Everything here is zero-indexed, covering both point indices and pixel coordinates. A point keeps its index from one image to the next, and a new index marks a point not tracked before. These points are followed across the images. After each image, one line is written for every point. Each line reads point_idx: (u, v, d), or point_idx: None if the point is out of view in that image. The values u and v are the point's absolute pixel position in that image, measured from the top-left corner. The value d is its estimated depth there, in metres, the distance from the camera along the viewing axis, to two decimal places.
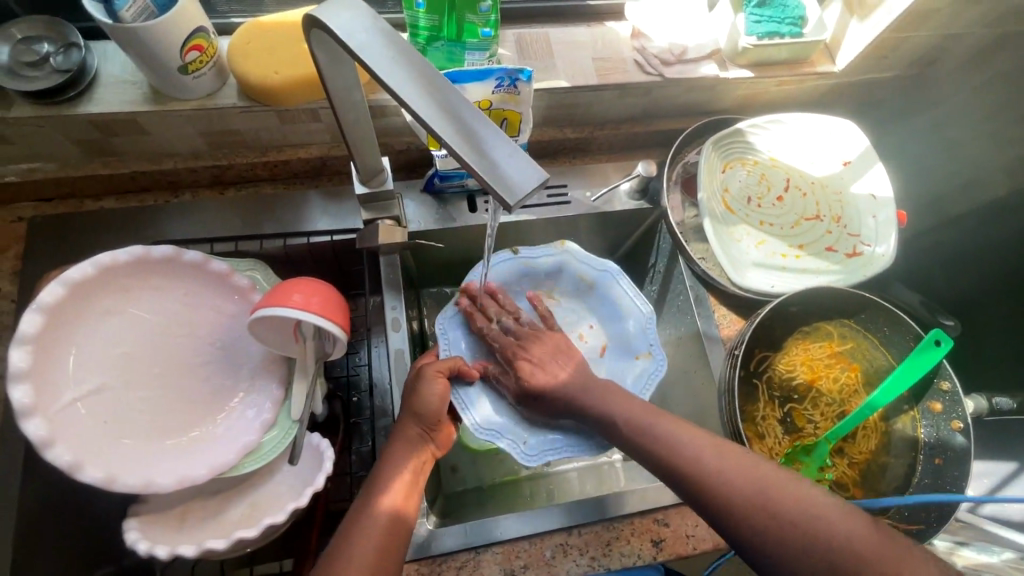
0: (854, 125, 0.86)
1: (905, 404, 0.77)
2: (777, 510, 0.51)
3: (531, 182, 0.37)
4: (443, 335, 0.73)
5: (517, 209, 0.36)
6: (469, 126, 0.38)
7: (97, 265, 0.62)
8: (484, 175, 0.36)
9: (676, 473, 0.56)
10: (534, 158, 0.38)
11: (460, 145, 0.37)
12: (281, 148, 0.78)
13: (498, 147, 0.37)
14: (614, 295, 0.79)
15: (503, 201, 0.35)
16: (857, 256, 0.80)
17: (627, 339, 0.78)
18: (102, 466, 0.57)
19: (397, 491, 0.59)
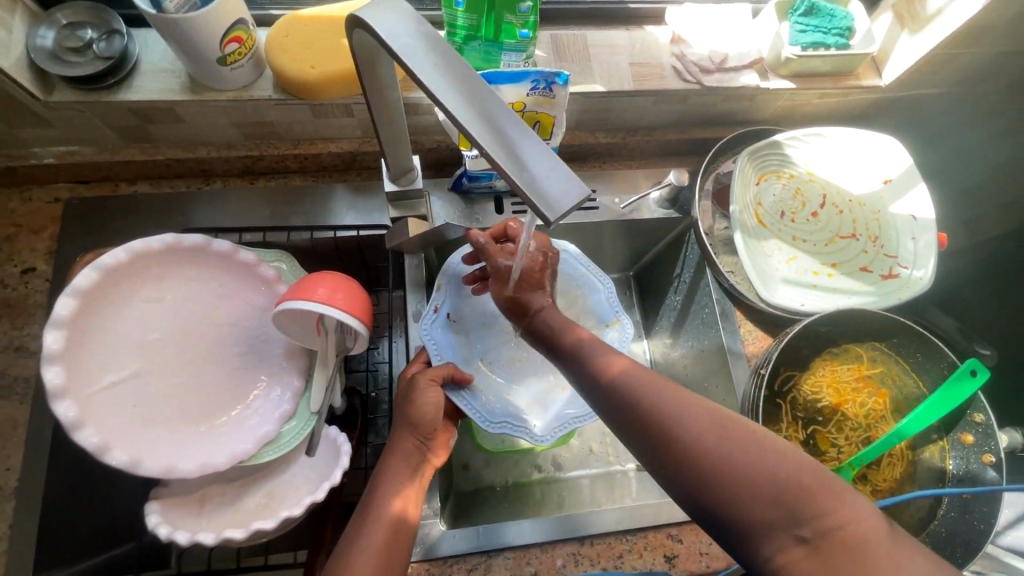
0: (898, 142, 0.83)
1: (934, 434, 0.75)
2: (732, 455, 0.48)
3: (572, 197, 0.36)
4: (431, 342, 0.71)
5: (556, 224, 0.36)
6: (507, 135, 0.37)
7: (130, 251, 0.62)
8: (523, 188, 0.36)
9: (634, 412, 0.53)
10: (575, 173, 0.37)
11: (498, 154, 0.37)
12: (313, 141, 0.78)
13: (535, 156, 0.37)
14: (578, 271, 0.78)
15: (542, 215, 0.35)
16: (892, 278, 0.78)
17: (597, 311, 0.77)
18: (127, 450, 0.58)
19: (397, 502, 0.59)
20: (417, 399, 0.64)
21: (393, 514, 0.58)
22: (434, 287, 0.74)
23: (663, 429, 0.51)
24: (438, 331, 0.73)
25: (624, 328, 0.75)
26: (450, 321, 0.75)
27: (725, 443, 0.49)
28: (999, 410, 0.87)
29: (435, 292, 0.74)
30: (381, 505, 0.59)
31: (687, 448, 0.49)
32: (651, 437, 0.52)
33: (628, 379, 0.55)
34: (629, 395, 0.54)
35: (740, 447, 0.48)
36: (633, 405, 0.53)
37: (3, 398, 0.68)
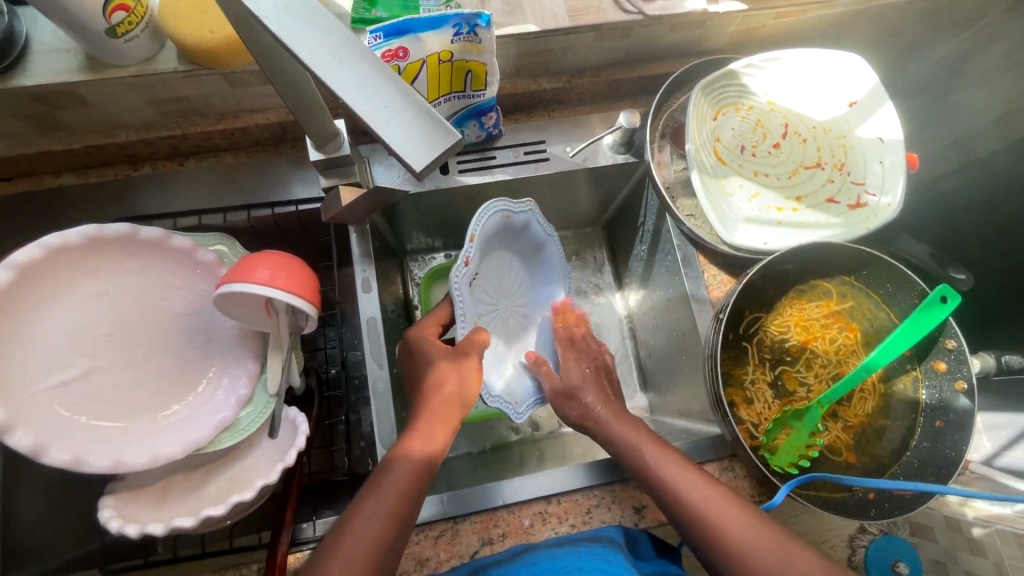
0: (864, 58, 0.77)
1: (907, 364, 0.73)
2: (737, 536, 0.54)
3: (444, 142, 0.34)
4: (458, 299, 0.68)
5: (427, 173, 0.33)
6: (370, 78, 0.34)
7: (45, 246, 0.59)
8: (386, 138, 0.33)
9: (684, 513, 0.57)
10: (444, 114, 0.34)
11: (357, 104, 0.33)
12: (237, 114, 0.73)
13: (397, 103, 0.34)
14: (554, 262, 0.84)
15: (408, 165, 0.32)
16: (860, 207, 0.74)
17: (545, 299, 0.85)
18: (68, 448, 0.57)
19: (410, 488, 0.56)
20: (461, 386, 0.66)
21: (404, 500, 0.55)
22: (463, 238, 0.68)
23: (704, 527, 0.56)
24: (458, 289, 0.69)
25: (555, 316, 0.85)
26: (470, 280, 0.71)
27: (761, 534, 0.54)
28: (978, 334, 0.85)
29: (468, 244, 0.68)
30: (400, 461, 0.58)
31: (728, 546, 0.54)
32: (699, 535, 0.56)
33: (666, 473, 0.60)
34: (678, 498, 0.58)
35: (770, 547, 0.53)
36: (685, 509, 0.57)
37: None
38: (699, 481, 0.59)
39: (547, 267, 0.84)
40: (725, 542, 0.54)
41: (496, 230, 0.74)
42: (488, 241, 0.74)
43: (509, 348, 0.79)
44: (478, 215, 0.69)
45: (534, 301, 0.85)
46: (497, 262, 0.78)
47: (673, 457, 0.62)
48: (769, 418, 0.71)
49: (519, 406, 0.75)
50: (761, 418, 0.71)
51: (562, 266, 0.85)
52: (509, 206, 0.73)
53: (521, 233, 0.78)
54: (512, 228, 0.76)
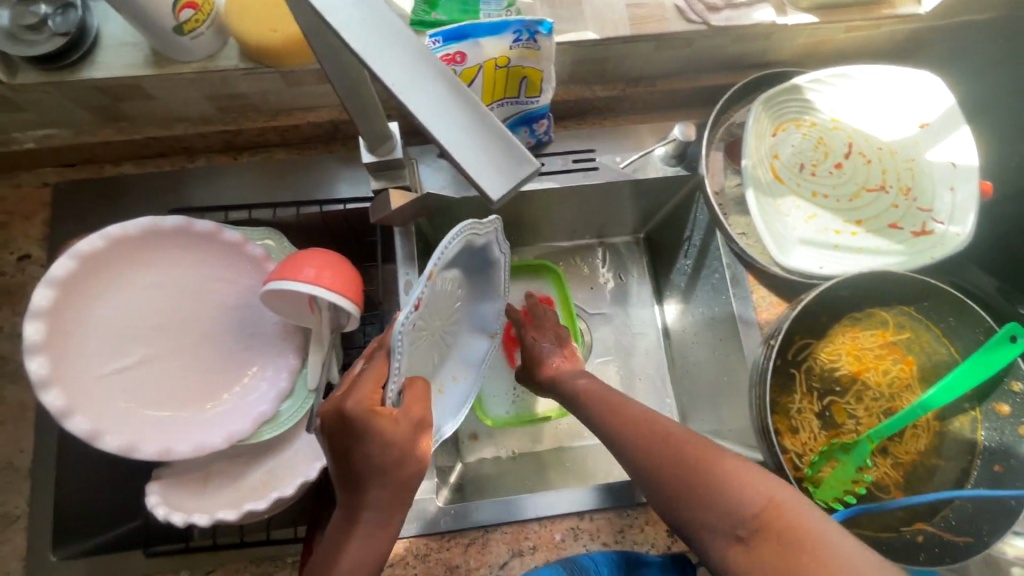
0: (940, 78, 0.72)
1: (965, 403, 0.69)
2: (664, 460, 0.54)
3: (520, 172, 0.33)
4: (400, 352, 0.53)
5: (504, 200, 0.32)
6: (447, 100, 0.33)
7: (107, 237, 0.61)
8: (464, 163, 0.32)
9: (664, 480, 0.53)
10: (523, 143, 0.34)
11: (435, 127, 0.33)
12: (290, 111, 0.74)
13: (476, 130, 0.33)
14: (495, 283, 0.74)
15: (484, 194, 0.31)
16: (925, 235, 0.70)
17: (480, 321, 0.75)
18: (120, 434, 0.58)
19: (370, 554, 0.51)
20: (422, 436, 0.54)
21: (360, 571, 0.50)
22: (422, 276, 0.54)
23: (643, 461, 0.56)
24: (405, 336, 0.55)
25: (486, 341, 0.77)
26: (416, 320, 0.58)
27: (727, 482, 0.49)
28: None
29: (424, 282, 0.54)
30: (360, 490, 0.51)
31: (675, 481, 0.52)
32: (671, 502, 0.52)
33: (621, 423, 0.61)
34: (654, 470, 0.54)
35: (709, 476, 0.50)
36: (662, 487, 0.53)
37: (9, 381, 0.70)
38: (678, 442, 0.55)
39: (487, 287, 0.74)
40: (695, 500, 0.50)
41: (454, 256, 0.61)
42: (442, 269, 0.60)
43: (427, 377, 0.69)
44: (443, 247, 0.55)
45: (464, 320, 0.74)
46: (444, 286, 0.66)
47: (658, 427, 0.57)
48: (814, 449, 0.69)
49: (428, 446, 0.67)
50: (806, 449, 0.69)
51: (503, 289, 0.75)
52: (476, 230, 0.61)
53: (471, 253, 0.66)
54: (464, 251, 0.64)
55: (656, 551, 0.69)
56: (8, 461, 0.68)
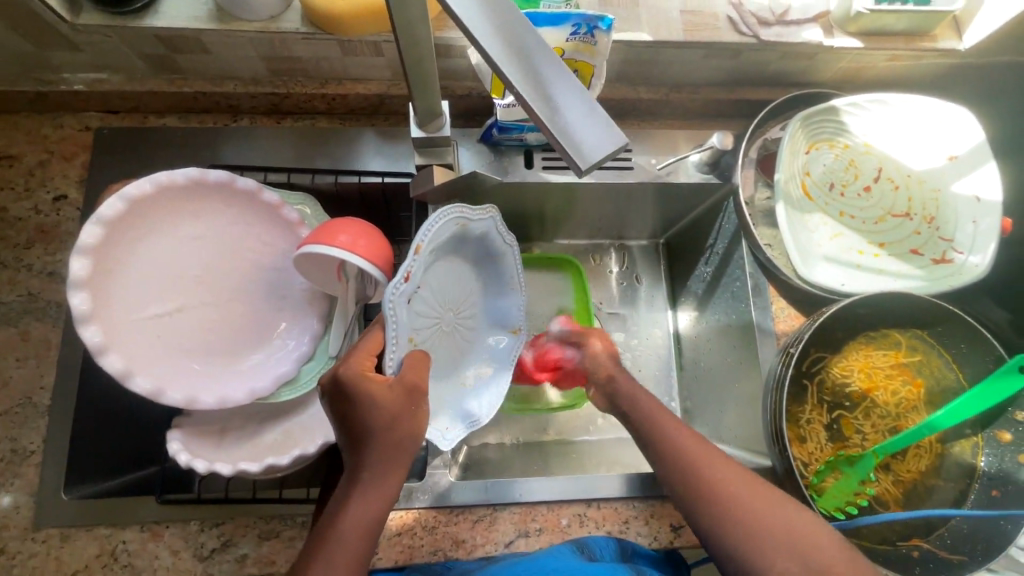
0: (972, 113, 0.75)
1: (968, 430, 0.71)
2: (739, 501, 0.54)
3: (607, 145, 0.36)
4: (392, 322, 0.56)
5: (589, 172, 0.36)
6: (544, 76, 0.37)
7: (156, 183, 0.62)
8: (557, 136, 0.36)
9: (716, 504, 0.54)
10: (611, 119, 0.37)
11: (532, 101, 0.36)
12: (340, 80, 0.75)
13: (571, 103, 0.37)
14: (509, 275, 0.76)
15: (575, 163, 0.35)
16: (945, 263, 0.73)
17: (500, 316, 0.78)
18: (150, 378, 0.59)
19: (371, 517, 0.52)
20: (414, 401, 0.55)
21: (364, 535, 0.51)
22: (405, 250, 0.57)
23: (711, 506, 0.54)
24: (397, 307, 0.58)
25: (518, 338, 0.78)
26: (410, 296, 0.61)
27: (784, 522, 0.52)
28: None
29: (410, 257, 0.57)
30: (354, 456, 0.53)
31: (749, 529, 0.52)
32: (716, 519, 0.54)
33: (681, 451, 0.58)
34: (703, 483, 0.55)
35: (786, 525, 0.52)
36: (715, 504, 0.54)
37: (37, 318, 0.70)
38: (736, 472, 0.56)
39: (503, 279, 0.76)
40: (749, 534, 0.52)
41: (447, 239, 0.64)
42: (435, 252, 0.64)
43: (444, 366, 0.72)
44: (427, 221, 0.58)
45: (482, 314, 0.77)
46: (446, 272, 0.69)
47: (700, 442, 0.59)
48: (820, 459, 0.71)
49: (448, 434, 0.68)
50: (813, 458, 0.71)
51: (520, 281, 0.76)
52: (466, 213, 0.65)
53: (471, 241, 0.70)
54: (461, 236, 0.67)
55: (658, 544, 0.70)
56: (28, 396, 0.68)
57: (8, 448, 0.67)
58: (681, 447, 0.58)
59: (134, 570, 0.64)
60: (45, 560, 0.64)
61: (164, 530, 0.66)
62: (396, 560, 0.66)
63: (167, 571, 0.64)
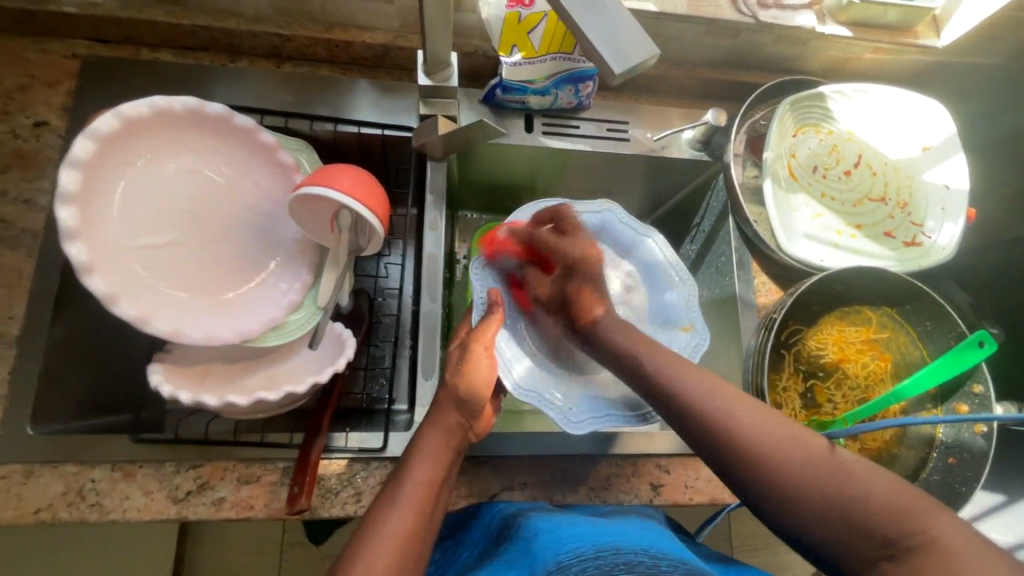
0: (945, 109, 0.80)
1: (928, 402, 0.76)
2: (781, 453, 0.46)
3: (640, 55, 0.38)
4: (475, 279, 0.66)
5: (621, 79, 0.38)
6: None
7: (154, 106, 0.60)
8: (592, 42, 0.38)
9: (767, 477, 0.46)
10: (644, 32, 0.39)
11: (572, 9, 0.38)
12: (347, 28, 0.75)
13: (608, 15, 0.38)
14: (658, 264, 0.75)
15: (609, 68, 0.37)
16: (914, 245, 0.77)
17: (668, 314, 0.72)
18: (135, 305, 0.57)
19: (433, 474, 0.53)
20: (461, 343, 0.62)
21: (427, 493, 0.51)
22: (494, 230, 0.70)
23: (758, 464, 0.46)
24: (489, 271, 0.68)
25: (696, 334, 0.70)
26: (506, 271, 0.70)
27: (839, 477, 0.44)
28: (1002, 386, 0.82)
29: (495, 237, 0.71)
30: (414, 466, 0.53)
31: (803, 490, 0.44)
32: (768, 499, 0.46)
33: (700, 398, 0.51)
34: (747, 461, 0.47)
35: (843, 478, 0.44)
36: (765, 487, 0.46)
37: (8, 246, 0.67)
38: (771, 420, 0.48)
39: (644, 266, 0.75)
40: (802, 492, 0.44)
41: None
42: None
43: None
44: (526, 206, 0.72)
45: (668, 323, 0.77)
46: None
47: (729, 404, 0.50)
48: None
49: (574, 415, 0.62)
50: None
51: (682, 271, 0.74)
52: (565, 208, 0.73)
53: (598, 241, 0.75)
54: None
55: (638, 502, 0.71)
56: None
57: None
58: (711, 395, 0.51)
59: (102, 511, 0.61)
60: (3, 498, 0.60)
61: (137, 470, 0.63)
62: None
63: (138, 513, 0.62)
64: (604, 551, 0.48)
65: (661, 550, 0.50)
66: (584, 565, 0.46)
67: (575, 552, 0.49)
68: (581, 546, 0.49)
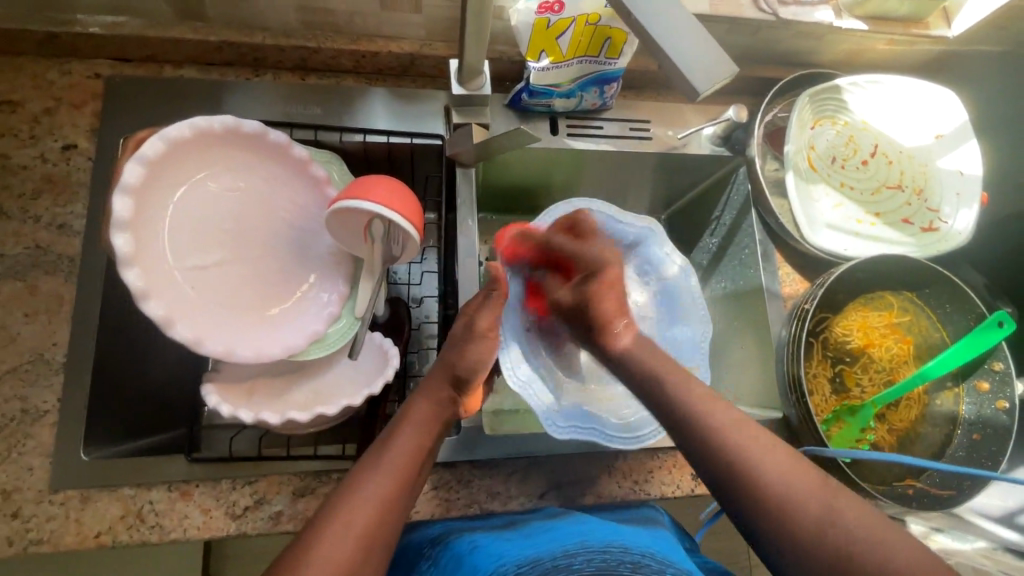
0: (956, 97, 0.83)
1: (949, 381, 0.79)
2: (799, 494, 0.49)
3: (722, 74, 0.39)
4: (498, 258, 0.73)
5: (704, 96, 0.38)
6: (668, 16, 0.40)
7: (194, 127, 0.60)
8: (673, 64, 0.39)
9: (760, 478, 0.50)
10: (720, 47, 0.40)
11: (655, 35, 0.40)
12: (372, 39, 0.75)
13: (689, 38, 0.39)
14: (678, 293, 0.79)
15: (693, 86, 0.38)
16: (932, 231, 0.80)
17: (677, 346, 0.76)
18: (189, 327, 0.57)
19: (416, 447, 0.56)
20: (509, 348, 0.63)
21: (407, 464, 0.54)
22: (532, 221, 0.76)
23: (769, 502, 0.50)
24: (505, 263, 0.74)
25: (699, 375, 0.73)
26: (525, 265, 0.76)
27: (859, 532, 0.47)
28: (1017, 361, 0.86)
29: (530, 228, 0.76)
30: (399, 443, 0.55)
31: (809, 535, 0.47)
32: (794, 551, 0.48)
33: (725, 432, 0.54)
34: (756, 475, 0.51)
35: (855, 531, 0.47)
36: (753, 489, 0.51)
37: (47, 272, 0.66)
38: (787, 461, 0.52)
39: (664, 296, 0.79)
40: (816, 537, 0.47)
41: None
42: None
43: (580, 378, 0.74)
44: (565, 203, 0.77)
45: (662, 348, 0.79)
46: None
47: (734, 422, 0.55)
48: (826, 409, 0.77)
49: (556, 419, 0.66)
50: (820, 409, 0.77)
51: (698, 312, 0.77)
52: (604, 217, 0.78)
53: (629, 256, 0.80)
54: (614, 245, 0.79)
55: (681, 492, 0.74)
56: (40, 353, 0.64)
57: (18, 407, 0.63)
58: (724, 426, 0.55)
59: (163, 531, 0.62)
60: (63, 524, 0.60)
61: (193, 489, 0.63)
62: (433, 513, 0.68)
63: (198, 531, 0.63)
64: (612, 545, 0.52)
65: (670, 556, 0.54)
66: (591, 554, 0.51)
67: (583, 543, 0.53)
68: (587, 539, 0.54)
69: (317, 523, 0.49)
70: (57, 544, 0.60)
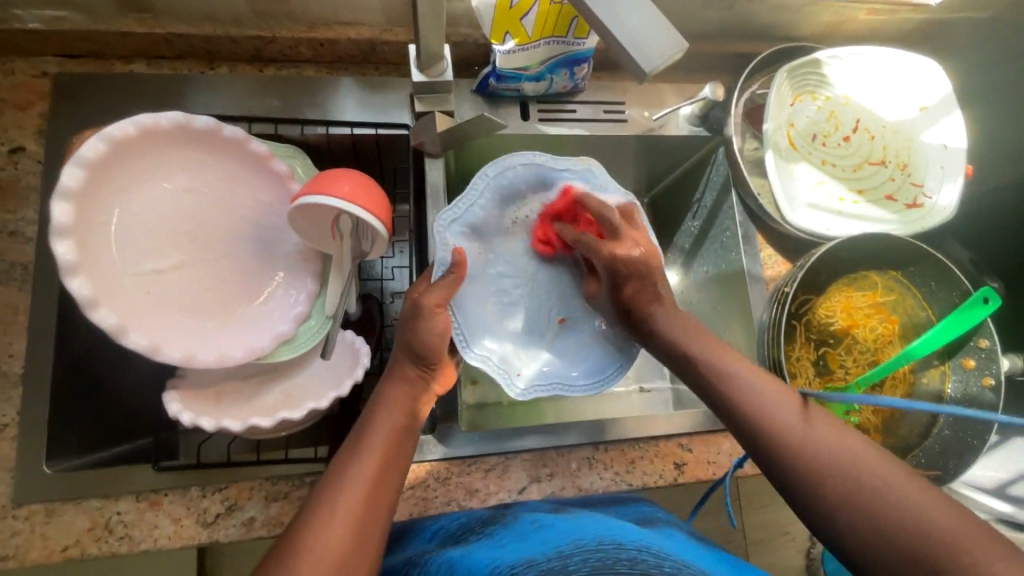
0: (940, 67, 0.80)
1: (935, 359, 0.77)
2: (846, 463, 0.48)
3: (669, 50, 0.37)
4: (444, 225, 0.67)
5: (651, 75, 0.37)
6: None
7: (139, 125, 0.57)
8: (620, 41, 0.37)
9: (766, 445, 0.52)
10: (668, 19, 0.38)
11: (600, 10, 0.37)
12: (330, 25, 0.72)
13: (636, 10, 0.37)
14: None
15: (641, 66, 0.37)
16: (916, 207, 0.78)
17: None
18: (144, 335, 0.55)
19: (396, 425, 0.54)
20: None
21: (389, 443, 0.53)
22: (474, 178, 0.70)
23: (821, 478, 0.48)
24: (457, 233, 0.69)
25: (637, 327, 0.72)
26: (474, 227, 0.71)
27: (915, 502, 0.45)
28: (1005, 336, 0.84)
29: (468, 190, 0.69)
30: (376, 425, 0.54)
31: (866, 503, 0.46)
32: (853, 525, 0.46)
33: (767, 402, 0.54)
34: (809, 450, 0.50)
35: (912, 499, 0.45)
36: (803, 459, 0.50)
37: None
38: (830, 428, 0.51)
39: None
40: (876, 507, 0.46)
41: (531, 182, 0.73)
42: (519, 192, 0.73)
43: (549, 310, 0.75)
44: (518, 156, 0.70)
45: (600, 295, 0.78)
46: (529, 223, 0.76)
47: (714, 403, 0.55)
48: None
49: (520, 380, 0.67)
50: None
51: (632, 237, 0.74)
52: (549, 162, 0.71)
53: None
54: (558, 188, 0.73)
55: (664, 481, 0.73)
56: None
57: None
58: (771, 405, 0.53)
59: (133, 542, 0.60)
60: (29, 539, 0.59)
61: (163, 498, 0.62)
62: (411, 513, 0.66)
63: (169, 540, 0.61)
64: (607, 545, 0.46)
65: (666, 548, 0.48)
66: (585, 555, 0.44)
67: (577, 543, 0.47)
68: (582, 539, 0.47)
69: (305, 516, 0.48)
70: (24, 559, 0.59)
